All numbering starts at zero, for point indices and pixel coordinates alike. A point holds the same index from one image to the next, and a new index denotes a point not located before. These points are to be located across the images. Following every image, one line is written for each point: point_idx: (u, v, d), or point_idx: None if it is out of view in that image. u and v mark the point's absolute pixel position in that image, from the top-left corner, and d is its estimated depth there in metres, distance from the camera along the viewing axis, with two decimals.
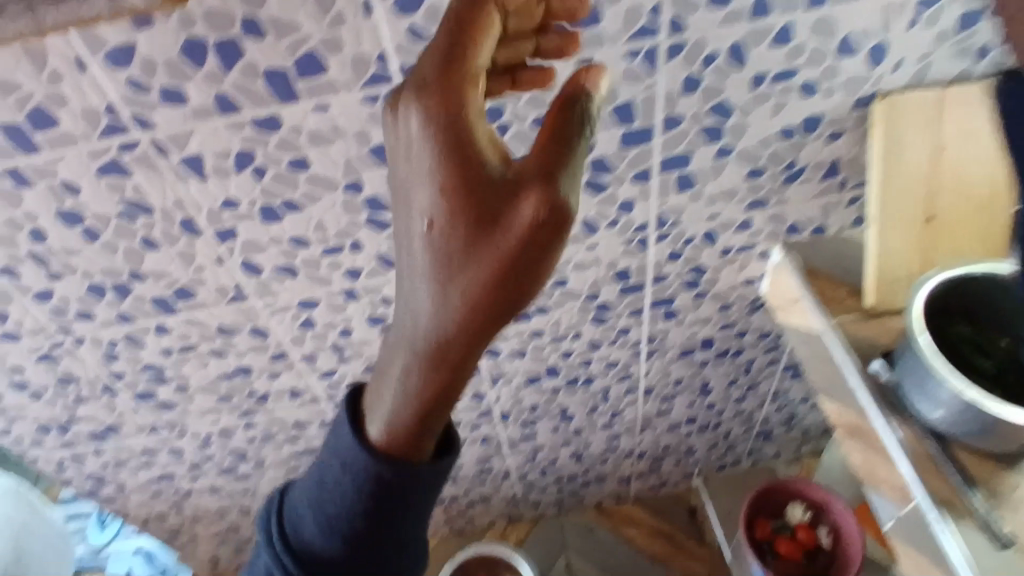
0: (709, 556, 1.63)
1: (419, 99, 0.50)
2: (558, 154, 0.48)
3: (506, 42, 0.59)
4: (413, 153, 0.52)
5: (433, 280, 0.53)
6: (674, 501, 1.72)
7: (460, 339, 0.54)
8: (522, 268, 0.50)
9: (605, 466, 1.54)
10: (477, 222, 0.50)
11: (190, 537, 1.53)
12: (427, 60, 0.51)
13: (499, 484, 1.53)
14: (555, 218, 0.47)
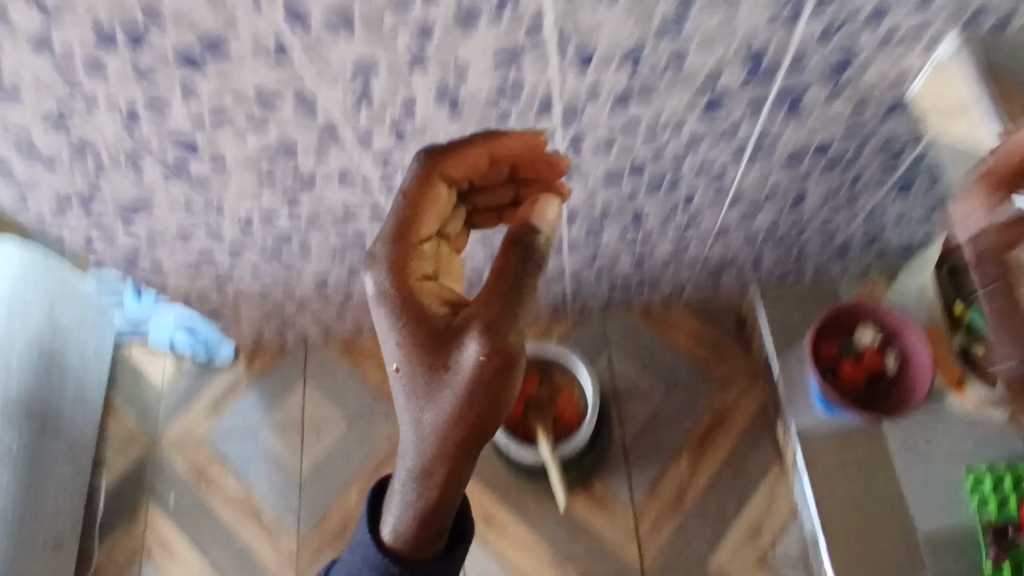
0: (753, 364, 1.60)
1: (387, 272, 0.67)
2: (497, 301, 0.62)
3: (482, 190, 0.76)
4: (384, 324, 0.67)
5: (410, 404, 0.65)
6: (722, 310, 1.66)
7: (444, 463, 0.65)
8: (485, 393, 0.62)
9: (665, 273, 1.45)
10: (432, 368, 0.64)
11: (233, 313, 1.50)
12: (394, 252, 0.68)
13: (551, 283, 1.45)
14: (496, 360, 0.61)
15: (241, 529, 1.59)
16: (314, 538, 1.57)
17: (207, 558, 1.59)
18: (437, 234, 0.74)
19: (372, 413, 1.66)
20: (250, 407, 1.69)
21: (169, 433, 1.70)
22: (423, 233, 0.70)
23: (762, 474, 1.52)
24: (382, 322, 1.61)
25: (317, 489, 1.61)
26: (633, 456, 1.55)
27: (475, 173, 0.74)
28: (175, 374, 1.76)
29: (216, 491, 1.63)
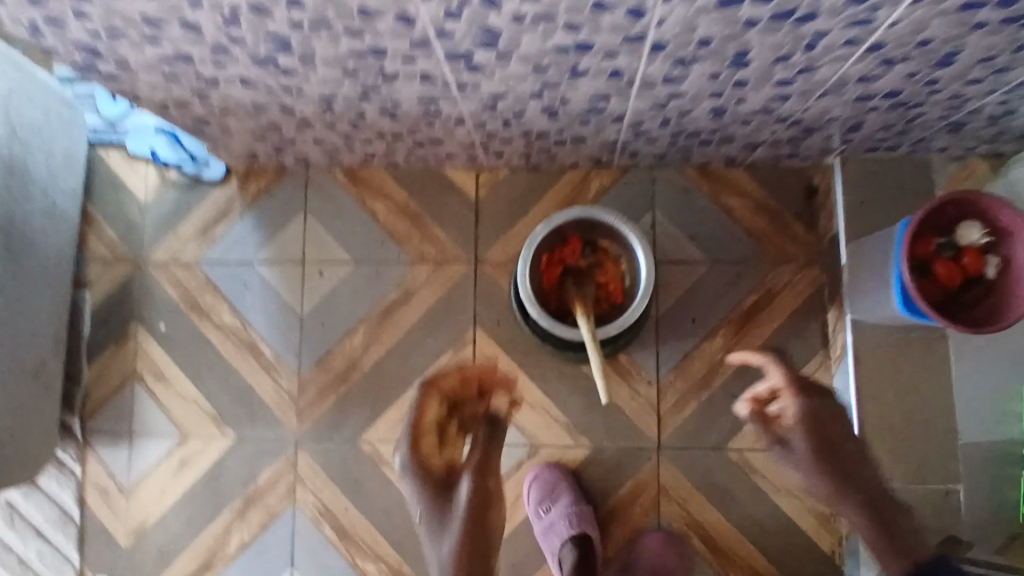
0: (816, 242, 1.41)
1: (419, 466, 1.22)
2: (487, 457, 1.23)
3: (459, 408, 1.29)
4: (413, 495, 1.21)
5: (436, 533, 1.15)
6: (791, 177, 1.42)
7: (465, 562, 1.14)
8: (481, 506, 1.18)
9: (742, 130, 1.20)
10: (444, 508, 1.16)
11: (221, 127, 1.26)
12: (416, 455, 1.23)
13: (604, 128, 1.20)
14: (489, 470, 1.22)
15: (237, 363, 1.50)
16: (314, 379, 1.47)
17: (203, 387, 1.51)
18: (442, 419, 1.28)
19: (380, 255, 1.47)
20: (243, 234, 1.51)
21: (154, 256, 1.55)
22: (428, 419, 1.27)
23: (803, 363, 1.39)
24: (396, 152, 1.38)
25: (318, 330, 1.47)
26: (664, 330, 1.40)
27: (459, 390, 1.31)
28: (158, 191, 1.57)
29: (210, 320, 1.51)
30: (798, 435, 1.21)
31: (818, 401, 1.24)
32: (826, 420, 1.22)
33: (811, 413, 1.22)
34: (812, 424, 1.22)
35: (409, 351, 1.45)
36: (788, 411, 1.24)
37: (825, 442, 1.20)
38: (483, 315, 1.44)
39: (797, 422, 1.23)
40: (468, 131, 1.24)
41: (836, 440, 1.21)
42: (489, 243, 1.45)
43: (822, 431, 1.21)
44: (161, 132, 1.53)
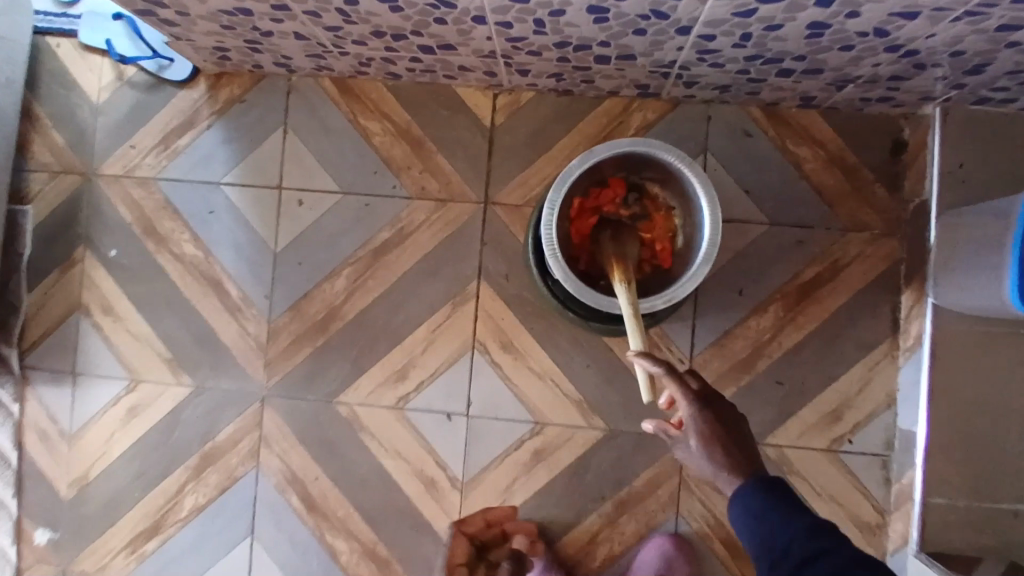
0: (897, 209, 1.16)
1: (460, 537, 1.19)
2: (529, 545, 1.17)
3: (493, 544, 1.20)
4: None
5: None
6: (875, 127, 1.16)
7: None
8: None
9: (837, 59, 0.93)
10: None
11: (175, 11, 0.98)
12: (454, 547, 1.18)
13: (662, 42, 0.93)
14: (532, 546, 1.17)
15: (198, 302, 1.26)
16: (285, 328, 1.24)
17: (158, 327, 1.28)
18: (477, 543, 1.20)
19: (371, 185, 1.22)
20: (210, 150, 1.26)
21: (106, 169, 1.29)
22: (456, 561, 1.18)
23: (866, 351, 1.16)
24: (396, 60, 1.11)
25: (293, 270, 1.24)
26: (705, 302, 1.17)
27: (481, 530, 1.20)
28: (114, 90, 1.29)
29: (168, 250, 1.27)
30: (714, 452, 0.77)
31: (707, 397, 0.80)
32: (715, 413, 0.79)
33: (711, 409, 0.78)
34: (714, 427, 0.77)
35: (399, 302, 1.22)
36: (694, 423, 0.78)
37: (721, 441, 0.77)
38: (489, 266, 1.21)
39: (703, 442, 0.78)
40: (489, 35, 0.97)
41: (736, 435, 0.78)
42: (503, 181, 1.20)
43: (725, 433, 0.78)
44: (117, 19, 1.27)
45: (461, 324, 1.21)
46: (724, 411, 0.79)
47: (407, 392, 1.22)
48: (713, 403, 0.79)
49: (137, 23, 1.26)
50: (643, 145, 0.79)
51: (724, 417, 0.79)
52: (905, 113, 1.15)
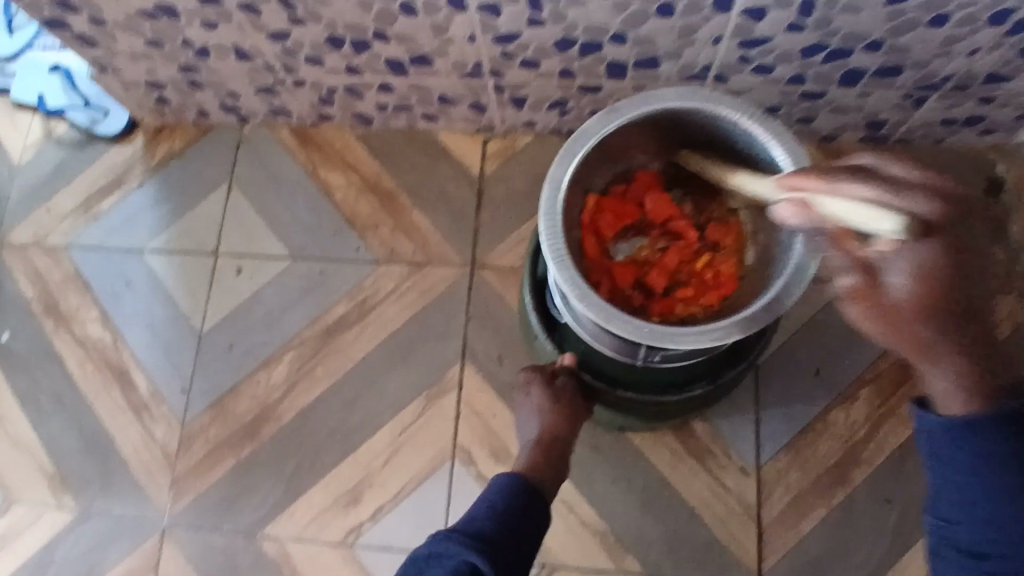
0: None
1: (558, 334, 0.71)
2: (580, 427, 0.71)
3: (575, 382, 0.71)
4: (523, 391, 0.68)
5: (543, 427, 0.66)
6: (958, 164, 0.92)
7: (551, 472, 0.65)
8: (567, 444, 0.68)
9: (924, 43, 0.73)
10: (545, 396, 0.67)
11: (86, 14, 0.79)
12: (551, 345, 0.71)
13: (694, 30, 0.74)
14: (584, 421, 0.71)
15: (96, 397, 0.96)
16: (201, 433, 0.94)
17: (43, 430, 0.95)
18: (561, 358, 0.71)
19: (329, 248, 0.97)
20: (139, 211, 1.01)
21: (11, 238, 1.01)
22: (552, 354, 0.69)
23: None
24: (363, 89, 0.91)
25: (220, 355, 0.96)
26: (766, 386, 0.88)
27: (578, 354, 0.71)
28: (38, 150, 1.04)
29: (69, 331, 0.98)
30: (918, 331, 0.40)
31: (955, 211, 0.38)
32: (962, 248, 0.38)
33: (955, 245, 0.38)
34: (937, 284, 0.38)
35: (355, 398, 0.92)
36: (898, 268, 0.39)
37: (943, 308, 0.39)
38: (476, 347, 0.92)
39: (894, 315, 0.40)
40: (472, 32, 0.78)
41: (972, 307, 0.40)
42: (495, 238, 0.96)
43: (955, 302, 0.39)
44: (53, 70, 1.04)
45: (438, 425, 0.91)
46: (979, 245, 0.39)
47: (360, 521, 0.89)
48: (966, 228, 0.38)
49: (73, 73, 1.04)
50: (684, 102, 0.57)
51: (975, 262, 0.39)
52: (994, 144, 0.92)
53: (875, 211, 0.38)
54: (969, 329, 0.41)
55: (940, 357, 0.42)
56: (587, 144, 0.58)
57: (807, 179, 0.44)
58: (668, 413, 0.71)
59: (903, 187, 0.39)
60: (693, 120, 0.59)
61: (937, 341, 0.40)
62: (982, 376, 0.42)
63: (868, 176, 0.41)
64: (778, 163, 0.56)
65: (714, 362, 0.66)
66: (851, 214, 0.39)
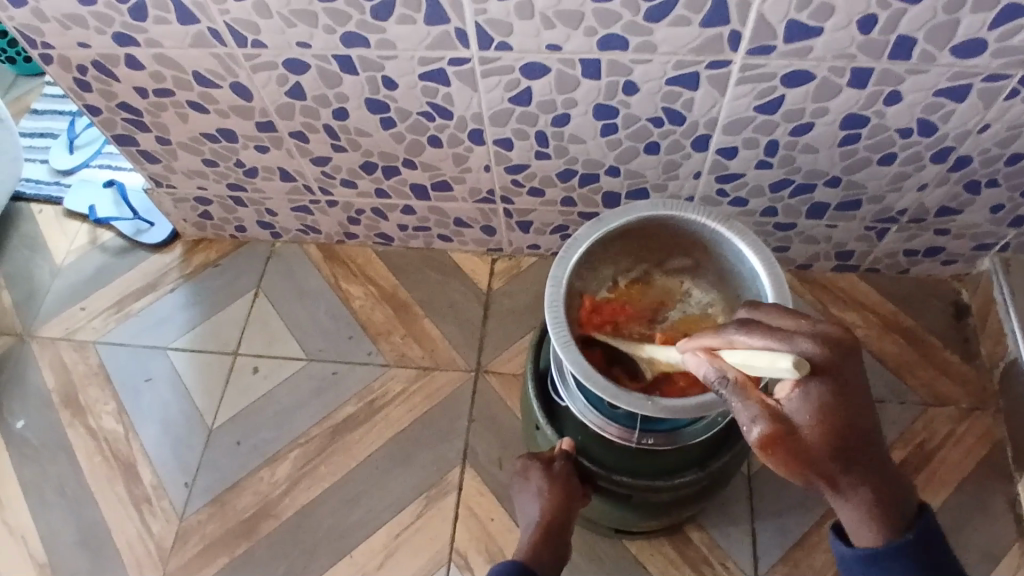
0: (980, 377, 0.98)
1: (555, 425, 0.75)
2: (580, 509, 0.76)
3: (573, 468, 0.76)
4: (523, 480, 0.73)
5: (542, 515, 0.71)
6: (924, 290, 1.03)
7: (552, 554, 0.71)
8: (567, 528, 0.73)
9: (877, 178, 0.85)
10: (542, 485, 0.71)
11: (157, 135, 0.93)
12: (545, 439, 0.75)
13: (677, 165, 0.87)
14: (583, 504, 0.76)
15: (99, 490, 0.98)
16: (198, 529, 0.95)
17: (42, 521, 0.97)
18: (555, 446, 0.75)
19: (343, 351, 1.04)
20: (168, 313, 1.09)
21: (43, 332, 1.08)
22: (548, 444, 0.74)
23: (989, 561, 0.88)
24: (388, 210, 1.03)
25: (229, 451, 0.99)
26: (760, 497, 0.90)
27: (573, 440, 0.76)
28: (82, 254, 1.14)
29: (83, 423, 1.02)
30: (818, 465, 0.51)
31: (838, 353, 0.51)
32: (848, 384, 0.51)
33: (835, 387, 0.51)
34: (827, 421, 0.51)
35: (356, 496, 0.95)
36: (800, 409, 0.51)
37: (836, 437, 0.51)
38: (477, 449, 0.97)
39: (801, 452, 0.51)
40: (487, 162, 0.91)
41: (859, 438, 0.52)
42: (499, 347, 1.03)
43: (845, 437, 0.51)
44: (108, 185, 1.17)
45: (435, 528, 0.93)
46: (855, 391, 0.51)
47: None
48: (843, 373, 0.51)
49: (126, 189, 1.17)
50: (663, 209, 0.67)
51: (860, 400, 0.51)
52: (957, 274, 1.02)
53: (775, 357, 0.49)
54: (859, 458, 0.52)
55: (843, 484, 0.52)
56: (585, 243, 0.66)
57: (708, 335, 0.54)
58: (665, 503, 0.74)
59: (788, 336, 0.51)
60: (674, 225, 0.68)
61: (837, 470, 0.52)
62: (880, 500, 0.53)
63: (752, 327, 0.52)
64: (747, 255, 0.65)
65: (705, 451, 0.71)
66: (751, 360, 0.50)
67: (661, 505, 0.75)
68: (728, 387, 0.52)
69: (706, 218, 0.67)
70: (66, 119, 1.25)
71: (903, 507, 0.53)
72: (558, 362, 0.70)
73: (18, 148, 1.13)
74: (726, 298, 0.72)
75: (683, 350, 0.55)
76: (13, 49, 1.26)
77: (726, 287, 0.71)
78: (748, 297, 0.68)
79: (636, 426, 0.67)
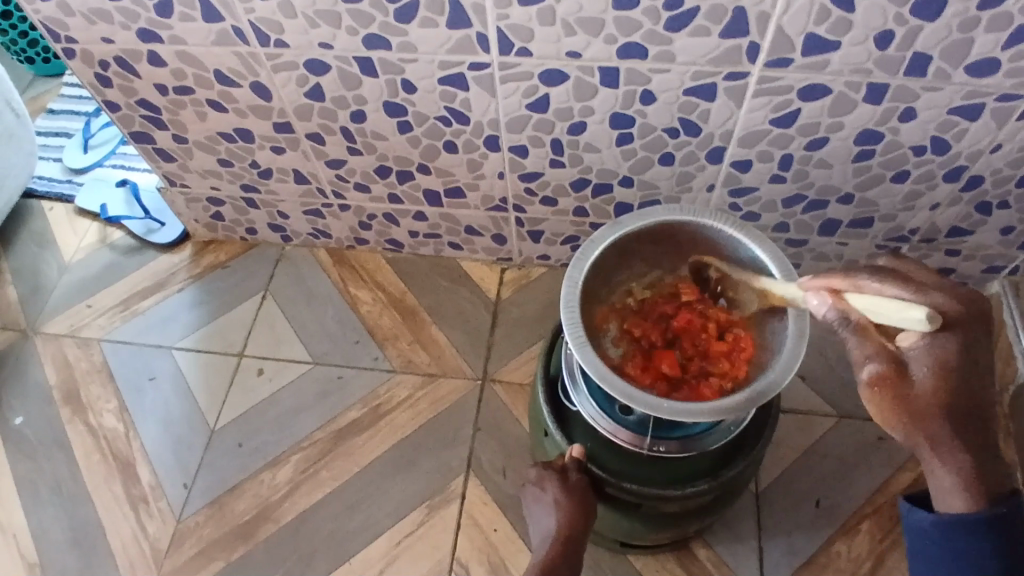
0: (990, 400, 0.97)
1: None
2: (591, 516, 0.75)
3: None
4: (538, 491, 0.72)
5: (559, 525, 0.71)
6: None
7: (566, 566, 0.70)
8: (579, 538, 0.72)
9: (889, 196, 0.86)
10: (558, 496, 0.70)
11: (174, 134, 0.94)
12: (554, 447, 0.74)
13: (690, 177, 0.87)
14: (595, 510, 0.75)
15: (96, 488, 0.97)
16: (195, 531, 0.93)
17: (36, 517, 0.95)
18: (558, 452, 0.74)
19: (349, 356, 1.04)
20: (176, 312, 1.09)
21: (48, 328, 1.08)
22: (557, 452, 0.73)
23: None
24: (399, 216, 1.03)
25: (228, 453, 0.98)
26: (768, 515, 0.89)
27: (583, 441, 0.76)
28: (91, 252, 1.14)
29: (83, 421, 1.01)
30: (926, 417, 0.53)
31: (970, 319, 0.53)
32: (972, 351, 0.53)
33: (962, 344, 0.52)
34: (946, 375, 0.52)
35: (356, 502, 0.94)
36: (920, 357, 0.53)
37: (950, 394, 0.52)
38: (481, 457, 0.96)
39: (912, 400, 0.53)
40: (501, 169, 0.91)
41: (968, 403, 0.53)
42: (505, 356, 1.03)
43: (959, 397, 0.53)
44: (120, 185, 1.18)
45: (437, 537, 0.91)
46: (979, 353, 0.53)
47: None
48: (971, 335, 0.53)
49: (138, 189, 1.17)
50: (681, 213, 0.67)
51: (977, 372, 0.53)
52: None
53: (903, 306, 0.50)
54: (965, 423, 0.53)
55: (944, 446, 0.53)
56: (602, 247, 0.66)
57: (835, 276, 0.55)
58: (677, 514, 0.74)
59: (922, 292, 0.52)
60: (691, 231, 0.69)
61: (943, 430, 0.53)
62: (981, 471, 0.53)
63: (884, 278, 0.53)
64: (762, 261, 0.65)
65: (715, 461, 0.70)
66: (877, 308, 0.50)
67: (669, 515, 0.74)
68: (848, 328, 0.53)
69: (724, 223, 0.67)
70: (80, 119, 1.26)
71: (998, 479, 0.53)
72: (570, 365, 0.70)
73: (32, 146, 1.14)
74: None
75: (809, 291, 0.56)
76: (31, 50, 1.27)
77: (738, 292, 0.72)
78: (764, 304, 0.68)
79: (648, 433, 0.66)
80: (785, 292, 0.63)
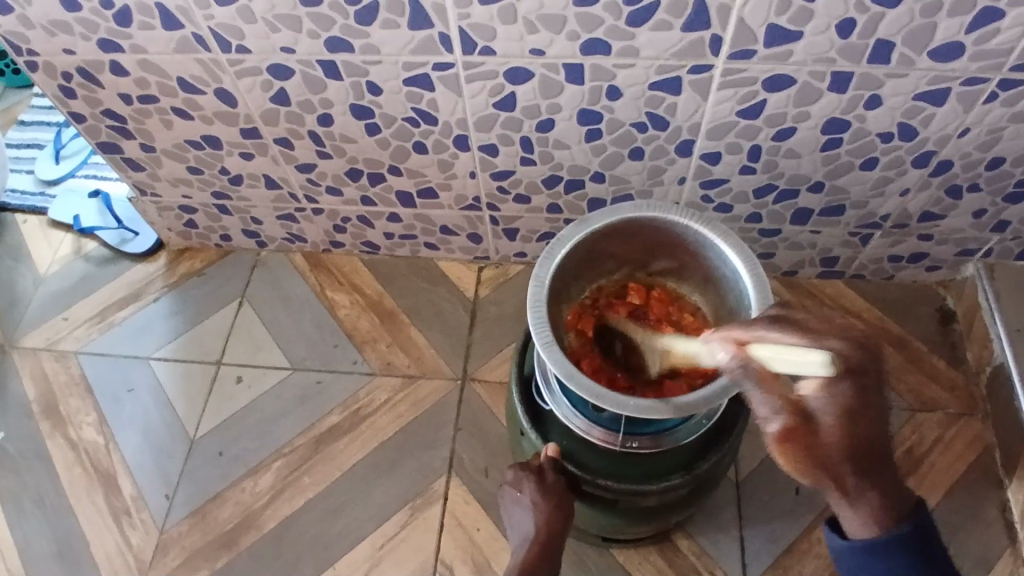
0: (967, 383, 0.98)
1: None
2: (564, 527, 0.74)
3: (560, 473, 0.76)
4: (515, 494, 0.72)
5: (535, 526, 0.71)
6: (910, 295, 1.04)
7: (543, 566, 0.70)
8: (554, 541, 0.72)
9: (860, 183, 0.86)
10: (535, 496, 0.70)
11: (142, 143, 0.93)
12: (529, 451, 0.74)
13: (662, 170, 0.87)
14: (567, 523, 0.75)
15: (77, 501, 0.96)
16: (178, 541, 0.93)
17: (19, 532, 0.95)
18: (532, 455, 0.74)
19: (328, 359, 1.03)
20: (153, 322, 1.08)
21: (25, 342, 1.07)
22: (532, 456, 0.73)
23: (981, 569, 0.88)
24: (374, 218, 1.03)
25: (210, 461, 0.98)
26: (749, 504, 0.90)
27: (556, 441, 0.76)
28: (66, 263, 1.13)
29: (63, 434, 1.00)
30: (831, 467, 0.52)
31: (866, 365, 0.52)
32: (871, 399, 0.52)
33: (861, 392, 0.52)
34: (849, 424, 0.51)
35: (339, 507, 0.94)
36: (824, 409, 0.52)
37: (853, 444, 0.52)
38: (463, 457, 0.96)
39: (817, 451, 0.52)
40: (473, 168, 0.91)
41: (869, 445, 0.53)
42: (485, 356, 1.02)
43: (862, 442, 0.52)
44: (93, 195, 1.17)
45: (420, 538, 0.92)
46: (877, 399, 0.52)
47: None
48: (870, 380, 0.52)
49: (110, 198, 1.16)
50: (645, 208, 0.67)
51: (876, 417, 0.53)
52: (941, 279, 1.03)
53: (801, 355, 0.51)
54: (871, 463, 0.53)
55: (851, 485, 0.53)
56: (569, 246, 0.66)
57: (739, 328, 0.54)
58: (657, 508, 0.74)
59: (818, 337, 0.52)
60: (657, 227, 0.68)
61: (849, 473, 0.53)
62: (884, 501, 0.54)
63: (784, 326, 0.53)
64: (727, 255, 0.65)
65: (691, 453, 0.71)
66: (779, 357, 0.51)
67: (648, 510, 0.74)
68: (750, 376, 0.53)
69: (688, 219, 0.67)
70: (52, 129, 1.24)
71: (903, 499, 0.54)
72: (543, 367, 0.70)
73: None
74: (710, 299, 0.73)
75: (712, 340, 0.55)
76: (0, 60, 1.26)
77: (706, 285, 0.72)
78: (732, 298, 0.68)
79: (620, 429, 0.66)
80: (751, 286, 0.63)
